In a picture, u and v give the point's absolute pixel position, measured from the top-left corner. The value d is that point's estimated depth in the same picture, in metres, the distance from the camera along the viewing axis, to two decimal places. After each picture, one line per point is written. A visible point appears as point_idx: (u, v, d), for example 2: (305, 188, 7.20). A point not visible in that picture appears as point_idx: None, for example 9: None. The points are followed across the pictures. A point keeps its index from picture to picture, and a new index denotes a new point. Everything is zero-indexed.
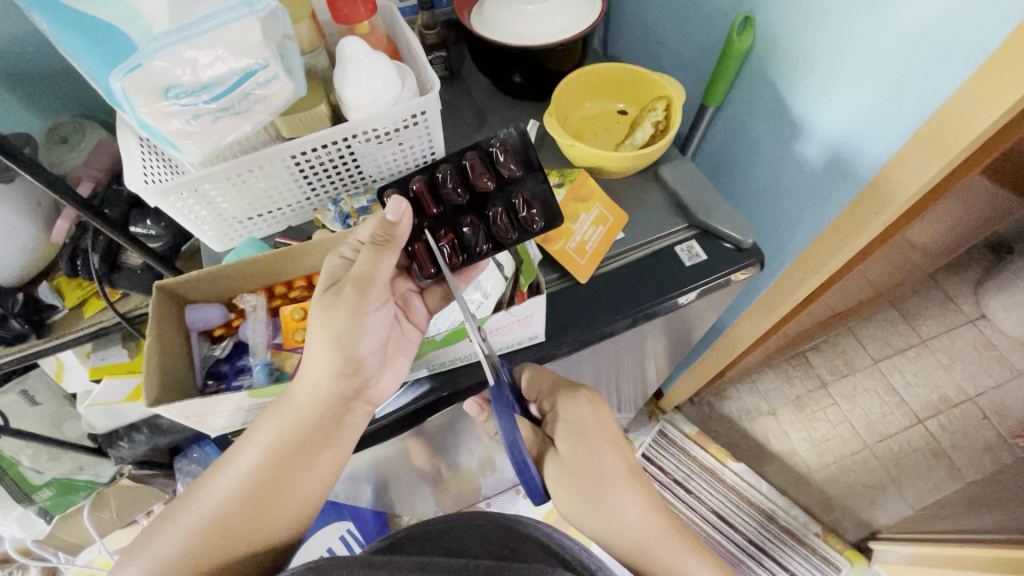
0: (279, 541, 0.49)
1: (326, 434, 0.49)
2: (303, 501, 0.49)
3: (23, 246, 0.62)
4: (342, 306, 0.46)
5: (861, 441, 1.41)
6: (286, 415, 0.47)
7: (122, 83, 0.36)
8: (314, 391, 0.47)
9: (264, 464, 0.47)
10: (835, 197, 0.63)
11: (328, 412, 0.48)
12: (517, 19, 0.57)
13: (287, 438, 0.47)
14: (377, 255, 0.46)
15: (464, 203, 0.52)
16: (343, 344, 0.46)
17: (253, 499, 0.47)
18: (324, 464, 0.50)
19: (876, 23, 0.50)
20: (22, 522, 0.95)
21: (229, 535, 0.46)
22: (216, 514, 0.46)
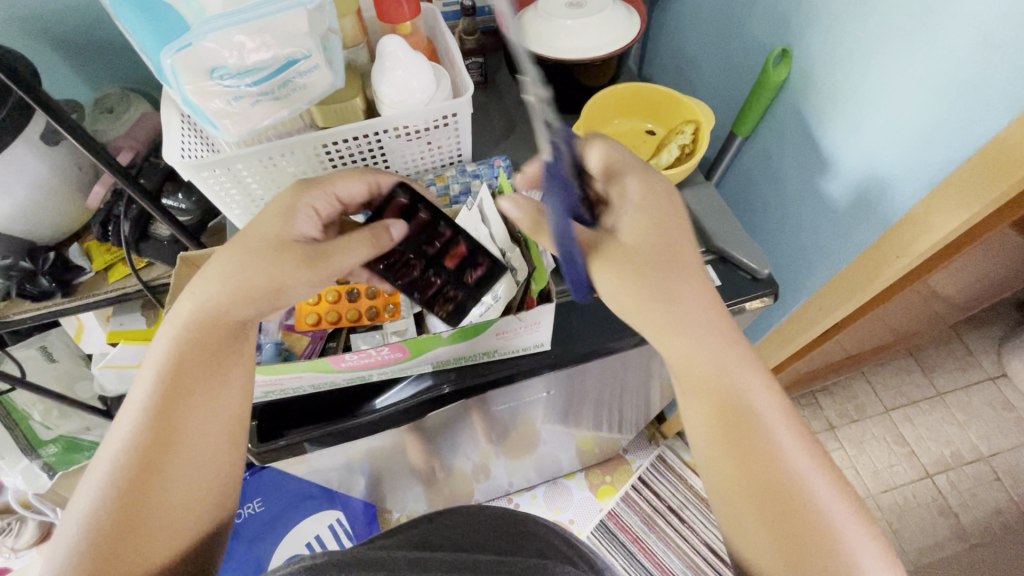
0: (206, 475, 0.45)
1: (224, 346, 0.45)
2: (221, 426, 0.45)
3: (60, 207, 0.64)
4: (292, 255, 0.45)
5: (866, 488, 1.35)
6: (174, 334, 0.45)
7: (171, 60, 0.38)
8: (201, 301, 0.45)
9: (155, 389, 0.44)
10: (858, 237, 0.62)
11: (214, 319, 0.45)
12: (555, 32, 0.58)
13: (174, 355, 0.44)
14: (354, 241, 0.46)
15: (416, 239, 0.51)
16: (269, 286, 0.45)
17: (155, 430, 0.43)
18: (237, 379, 0.46)
19: (914, 67, 0.50)
20: (26, 475, 0.95)
21: (144, 474, 0.42)
22: (121, 457, 0.42)
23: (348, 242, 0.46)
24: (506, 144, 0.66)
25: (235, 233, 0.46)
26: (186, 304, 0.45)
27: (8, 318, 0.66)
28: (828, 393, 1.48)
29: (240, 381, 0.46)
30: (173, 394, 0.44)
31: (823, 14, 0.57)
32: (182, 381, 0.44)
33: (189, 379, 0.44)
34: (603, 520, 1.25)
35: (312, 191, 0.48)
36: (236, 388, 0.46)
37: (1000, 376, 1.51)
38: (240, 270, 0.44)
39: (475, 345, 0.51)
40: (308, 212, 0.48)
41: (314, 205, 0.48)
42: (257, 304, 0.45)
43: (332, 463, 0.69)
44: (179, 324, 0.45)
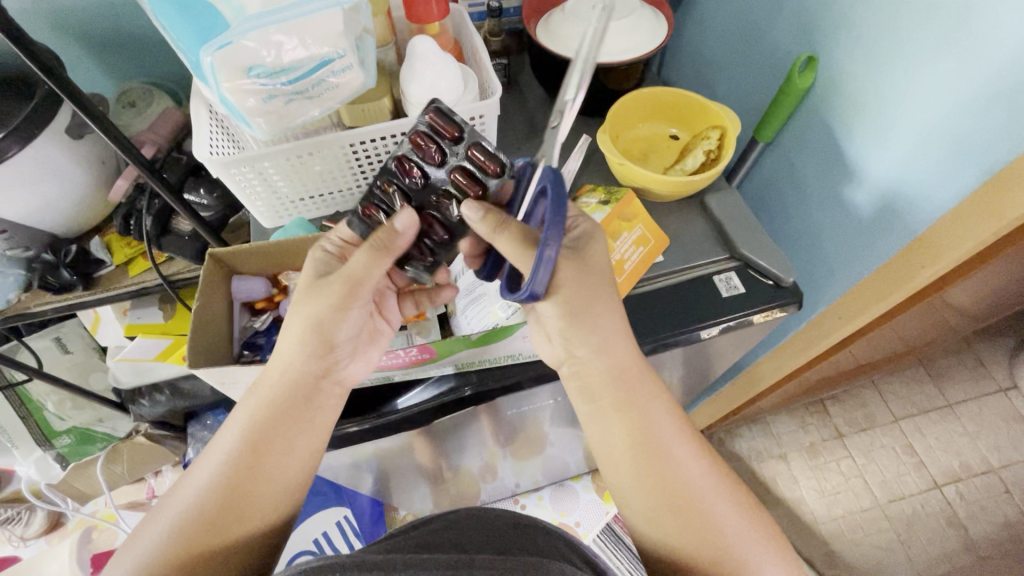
0: (261, 534, 0.47)
1: (314, 386, 0.49)
2: (299, 462, 0.48)
3: (84, 200, 0.65)
4: (328, 289, 0.47)
5: (874, 498, 1.34)
6: (272, 372, 0.49)
7: (211, 58, 0.39)
8: (297, 344, 0.48)
9: (252, 422, 0.47)
10: (881, 248, 0.62)
11: (311, 362, 0.49)
12: (582, 34, 0.58)
13: (273, 394, 0.48)
14: (373, 259, 0.46)
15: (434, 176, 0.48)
16: (322, 339, 0.48)
17: (245, 460, 0.46)
18: (323, 418, 0.50)
19: (940, 77, 0.50)
20: (39, 466, 0.98)
21: (230, 502, 0.45)
22: (213, 481, 0.46)
23: (375, 263, 0.46)
24: (528, 146, 0.66)
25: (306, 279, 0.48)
26: (280, 345, 0.49)
27: (29, 310, 0.66)
28: (837, 401, 1.47)
29: (324, 421, 0.50)
30: (251, 452, 0.46)
31: (851, 23, 0.56)
32: (278, 417, 0.47)
33: (283, 417, 0.47)
34: (609, 523, 1.24)
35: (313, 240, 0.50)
36: (321, 428, 0.50)
37: (1011, 387, 1.50)
38: (309, 310, 0.47)
39: (502, 348, 0.52)
40: (322, 257, 0.49)
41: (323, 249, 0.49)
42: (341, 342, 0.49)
43: (345, 461, 0.69)
44: (277, 364, 0.49)
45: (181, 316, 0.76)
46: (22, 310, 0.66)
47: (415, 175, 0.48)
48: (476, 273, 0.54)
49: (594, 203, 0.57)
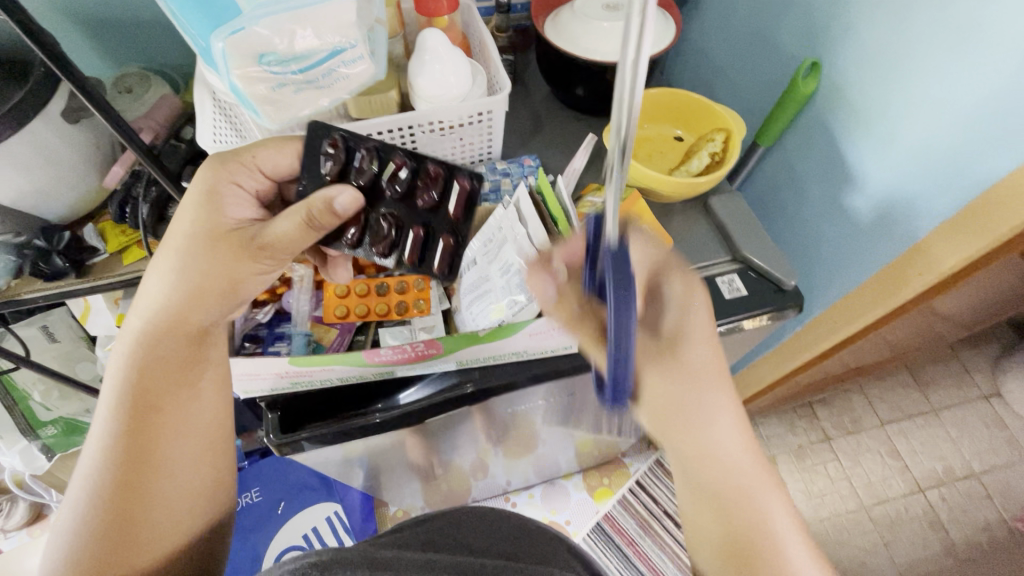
0: (184, 484, 0.47)
1: (189, 357, 0.48)
2: (194, 437, 0.48)
3: (77, 186, 0.64)
4: (227, 245, 0.47)
5: (859, 500, 1.36)
6: (130, 352, 0.46)
7: (223, 44, 0.39)
8: (160, 315, 0.47)
9: (119, 409, 0.45)
10: (878, 254, 0.63)
11: (172, 333, 0.47)
12: (591, 31, 0.58)
13: (134, 374, 0.46)
14: (304, 234, 0.47)
15: (400, 198, 0.51)
16: (216, 279, 0.47)
17: (128, 449, 0.44)
18: (207, 388, 0.48)
19: (941, 84, 0.51)
20: (24, 456, 0.93)
21: (127, 495, 0.44)
22: (99, 476, 0.44)
23: (301, 236, 0.47)
24: (534, 143, 0.66)
25: (180, 238, 0.47)
26: (139, 321, 0.47)
27: (19, 297, 0.64)
28: (826, 405, 1.49)
29: (210, 389, 0.49)
30: (141, 410, 0.45)
31: (856, 29, 0.57)
32: (148, 396, 0.46)
33: (155, 395, 0.46)
34: (598, 523, 1.24)
35: (231, 166, 0.49)
36: (207, 399, 0.49)
37: (994, 395, 1.53)
38: (183, 270, 0.47)
39: (509, 347, 0.51)
40: (234, 194, 0.49)
41: (236, 181, 0.49)
42: (223, 305, 0.48)
43: (335, 457, 0.68)
44: (135, 341, 0.47)
45: None
46: (13, 297, 0.64)
47: (393, 188, 0.51)
48: (484, 269, 0.53)
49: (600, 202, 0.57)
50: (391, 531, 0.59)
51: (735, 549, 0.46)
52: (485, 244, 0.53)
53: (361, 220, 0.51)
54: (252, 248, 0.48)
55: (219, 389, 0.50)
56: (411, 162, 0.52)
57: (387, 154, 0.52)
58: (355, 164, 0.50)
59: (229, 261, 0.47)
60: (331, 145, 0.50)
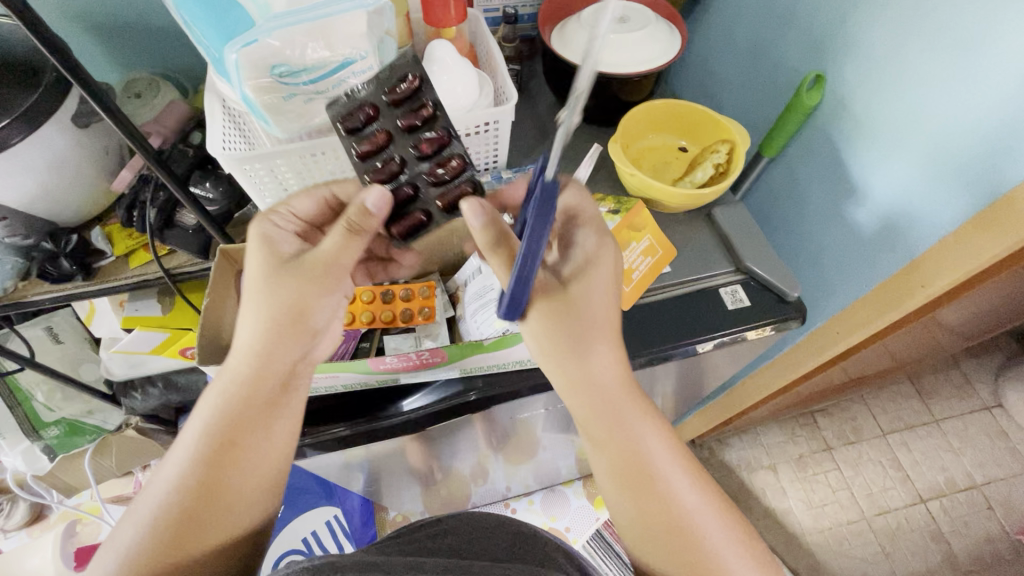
0: (241, 521, 0.47)
1: (273, 399, 0.48)
2: (262, 473, 0.48)
3: (86, 190, 0.64)
4: (296, 280, 0.47)
5: (860, 510, 1.36)
6: (222, 382, 0.47)
7: (236, 57, 0.39)
8: (252, 355, 0.47)
9: (204, 441, 0.46)
10: (880, 266, 0.63)
11: (262, 374, 0.47)
12: (598, 43, 0.58)
13: (223, 410, 0.47)
14: (346, 242, 0.47)
15: (414, 137, 0.47)
16: (297, 318, 0.47)
17: (200, 482, 0.45)
18: (281, 431, 0.48)
19: (946, 100, 0.51)
20: (27, 457, 0.96)
21: (187, 527, 0.44)
22: (169, 500, 0.45)
23: (344, 248, 0.47)
24: (539, 152, 0.67)
25: (261, 275, 0.47)
26: (234, 357, 0.48)
27: (25, 299, 0.65)
28: (827, 414, 1.49)
29: (283, 433, 0.49)
30: (222, 444, 0.46)
31: (861, 43, 0.57)
32: (230, 432, 0.46)
33: (236, 431, 0.46)
34: (598, 530, 1.24)
35: (275, 215, 0.49)
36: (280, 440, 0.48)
37: (996, 406, 1.53)
38: (266, 310, 0.47)
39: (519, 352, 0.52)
40: (280, 234, 0.49)
41: (278, 225, 0.49)
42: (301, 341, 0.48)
43: (336, 461, 0.68)
44: (228, 375, 0.47)
45: (181, 308, 0.76)
46: (19, 299, 0.65)
47: (412, 140, 0.47)
48: (490, 277, 0.54)
49: (605, 212, 0.57)
50: (391, 536, 0.59)
51: (647, 519, 0.48)
52: None
53: (379, 144, 0.47)
54: (320, 273, 0.47)
55: (291, 430, 0.49)
56: (449, 138, 0.47)
57: (436, 118, 0.47)
58: (413, 105, 0.47)
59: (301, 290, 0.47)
60: (410, 77, 0.47)
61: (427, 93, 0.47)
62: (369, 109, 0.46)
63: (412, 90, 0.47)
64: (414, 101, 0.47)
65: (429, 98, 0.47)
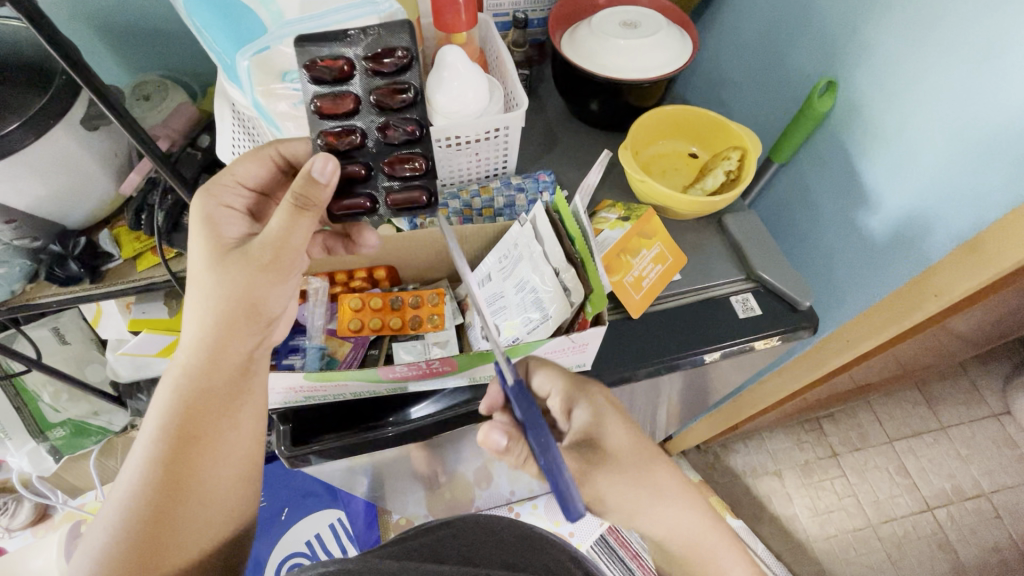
0: (212, 514, 0.47)
1: (230, 389, 0.47)
2: (227, 464, 0.48)
3: (95, 193, 0.64)
4: (237, 263, 0.44)
5: (867, 518, 1.35)
6: (178, 377, 0.46)
7: (249, 61, 0.42)
8: (202, 346, 0.46)
9: (162, 435, 0.45)
10: (892, 275, 0.62)
11: (216, 366, 0.46)
12: (608, 49, 0.58)
13: (180, 404, 0.46)
14: (292, 219, 0.42)
15: (385, 115, 0.44)
16: (243, 304, 0.45)
17: (165, 477, 0.45)
18: (246, 420, 0.48)
19: (962, 108, 0.51)
20: (32, 457, 0.94)
21: (156, 523, 0.44)
22: (135, 498, 0.45)
23: (292, 225, 0.42)
24: (548, 157, 0.66)
25: (202, 264, 0.44)
26: (185, 351, 0.46)
27: (34, 301, 0.65)
28: (833, 420, 1.48)
29: (248, 423, 0.48)
30: (182, 439, 0.45)
31: (873, 51, 0.57)
32: (188, 427, 0.46)
33: (196, 425, 0.46)
34: (602, 535, 1.23)
35: (218, 187, 0.47)
36: (244, 429, 0.48)
37: (1004, 413, 1.51)
38: (208, 296, 0.44)
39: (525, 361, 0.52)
40: (227, 214, 0.46)
41: (226, 203, 0.47)
42: (255, 330, 0.46)
43: (340, 466, 0.68)
44: (181, 369, 0.46)
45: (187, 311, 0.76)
46: (28, 301, 0.65)
47: (384, 124, 0.44)
48: (500, 284, 0.54)
49: (614, 218, 0.57)
50: (398, 540, 0.59)
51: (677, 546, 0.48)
52: (500, 261, 0.54)
53: (343, 107, 0.43)
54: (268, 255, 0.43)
55: (256, 419, 0.49)
56: (419, 133, 0.45)
57: (414, 109, 0.44)
58: (393, 82, 0.44)
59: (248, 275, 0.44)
60: (399, 50, 0.43)
61: (412, 76, 0.44)
62: (345, 65, 0.42)
63: (397, 71, 0.43)
64: (395, 78, 0.44)
65: (412, 80, 0.44)
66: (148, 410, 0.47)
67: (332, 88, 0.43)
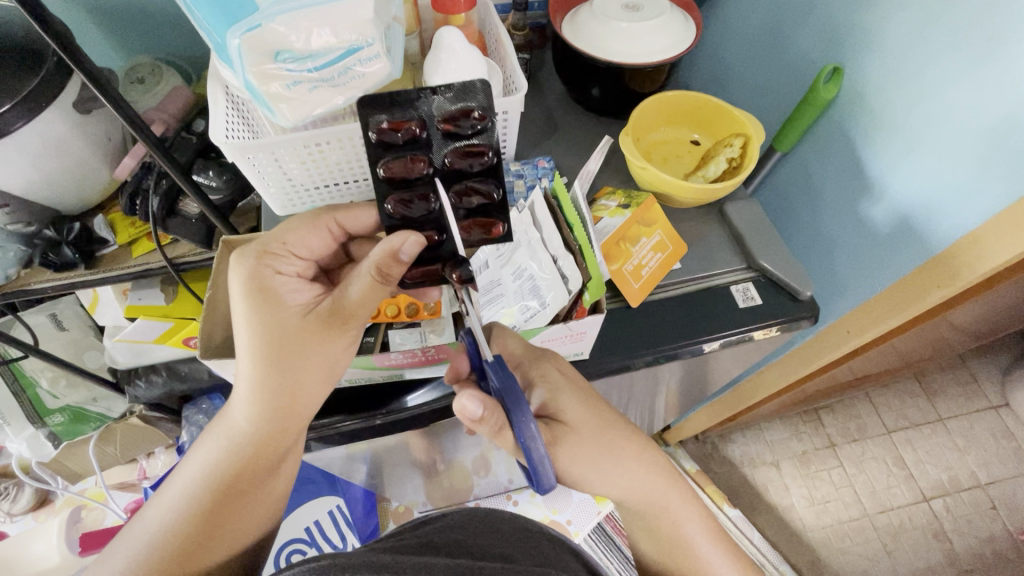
0: (232, 559, 0.50)
1: (281, 452, 0.51)
2: (264, 510, 0.51)
3: (88, 178, 0.63)
4: (307, 338, 0.47)
5: (862, 508, 1.35)
6: (228, 434, 0.49)
7: (239, 41, 0.39)
8: (259, 412, 0.48)
9: (208, 485, 0.49)
10: (894, 267, 0.62)
11: (275, 431, 0.49)
12: (608, 32, 0.57)
13: (229, 459, 0.49)
14: (373, 288, 0.46)
15: (458, 178, 0.47)
16: (305, 378, 0.48)
17: (200, 524, 0.48)
18: (284, 474, 0.52)
19: (977, 96, 0.49)
20: (31, 443, 0.98)
21: (179, 567, 0.46)
22: (164, 539, 0.47)
23: (370, 293, 0.46)
24: (547, 143, 0.65)
25: (268, 333, 0.47)
26: (237, 413, 0.49)
27: (27, 288, 0.64)
28: (831, 411, 1.48)
29: (285, 476, 0.52)
30: (229, 493, 0.49)
31: (879, 38, 0.56)
32: (235, 481, 0.49)
33: (243, 482, 0.49)
34: (599, 523, 1.24)
35: (268, 256, 0.48)
36: (287, 475, 0.53)
37: (1003, 405, 1.51)
38: (276, 367, 0.47)
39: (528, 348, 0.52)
40: (292, 284, 0.49)
41: (282, 270, 0.49)
42: (317, 400, 0.50)
43: (339, 453, 0.69)
44: (236, 428, 0.49)
45: (184, 297, 0.75)
46: (20, 287, 0.64)
47: (460, 188, 0.46)
48: (497, 272, 0.53)
49: (614, 206, 0.56)
50: (398, 532, 0.59)
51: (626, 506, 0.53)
52: (497, 248, 0.54)
53: (416, 170, 0.45)
54: (338, 325, 0.48)
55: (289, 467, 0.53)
56: (495, 196, 0.47)
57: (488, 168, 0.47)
58: (469, 144, 0.46)
59: (326, 349, 0.48)
60: (475, 112, 0.45)
61: (489, 137, 0.46)
62: (417, 128, 0.44)
63: (474, 136, 0.46)
64: (471, 139, 0.46)
65: (486, 141, 0.46)
66: (193, 458, 0.50)
67: (405, 150, 0.45)
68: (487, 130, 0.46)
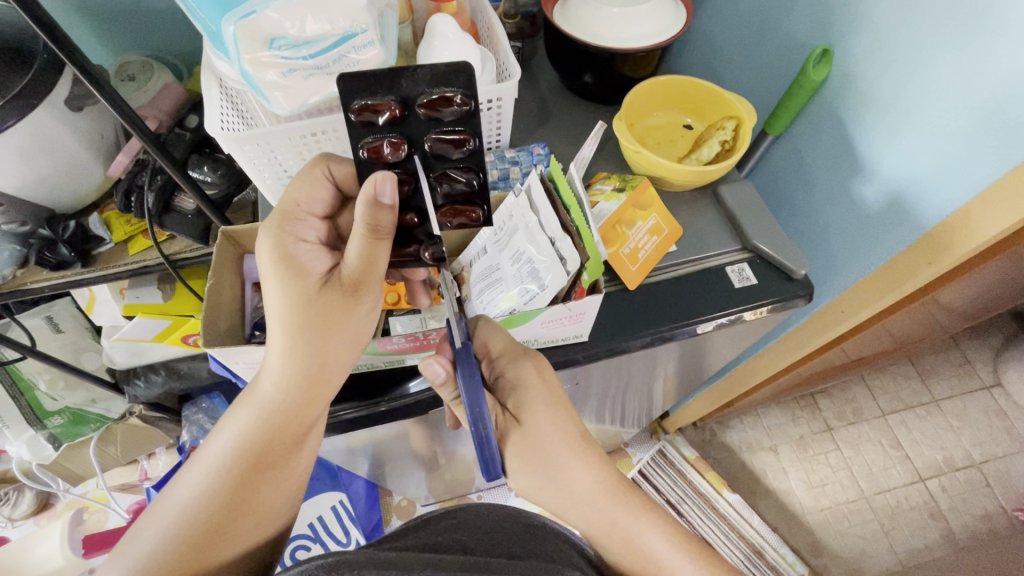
0: (259, 529, 0.50)
1: (309, 423, 0.50)
2: (291, 484, 0.52)
3: (82, 177, 0.63)
4: (331, 306, 0.47)
5: (860, 490, 1.37)
6: (256, 405, 0.49)
7: (234, 28, 0.39)
8: (288, 383, 0.47)
9: (237, 458, 0.48)
10: (887, 243, 0.62)
11: (304, 401, 0.49)
12: (599, 18, 0.57)
13: (258, 430, 0.48)
14: (371, 246, 0.45)
15: (440, 162, 0.48)
16: (331, 347, 0.47)
17: (230, 495, 0.48)
18: (310, 447, 0.52)
19: (964, 74, 0.50)
20: (31, 445, 0.96)
21: (213, 539, 0.47)
22: (197, 509, 0.47)
23: (370, 252, 0.46)
24: (540, 132, 0.65)
25: (296, 302, 0.46)
26: (264, 384, 0.48)
27: (24, 287, 0.64)
28: (827, 395, 1.49)
29: (311, 449, 0.52)
30: (257, 465, 0.49)
31: (866, 19, 0.57)
32: (263, 453, 0.49)
33: (272, 454, 0.49)
34: None
35: (291, 221, 0.48)
36: (310, 451, 0.53)
37: (995, 385, 1.53)
38: (302, 336, 0.46)
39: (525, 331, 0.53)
40: (311, 251, 0.48)
41: (303, 236, 0.48)
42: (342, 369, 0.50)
43: (341, 446, 0.69)
44: (264, 400, 0.48)
45: (181, 295, 0.75)
46: (17, 287, 0.64)
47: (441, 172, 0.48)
48: (495, 256, 0.53)
49: (609, 190, 0.56)
50: (403, 530, 0.60)
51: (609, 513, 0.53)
52: (496, 232, 0.53)
53: (395, 156, 0.46)
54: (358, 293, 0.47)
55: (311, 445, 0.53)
56: (475, 184, 0.48)
57: (470, 155, 0.47)
58: (450, 130, 0.46)
59: (348, 318, 0.48)
60: (456, 98, 0.44)
61: (473, 122, 0.46)
62: (397, 110, 0.44)
63: (455, 122, 0.46)
64: (451, 124, 0.46)
65: (469, 127, 0.46)
66: (221, 429, 0.50)
67: (386, 133, 0.46)
68: (470, 116, 0.45)
